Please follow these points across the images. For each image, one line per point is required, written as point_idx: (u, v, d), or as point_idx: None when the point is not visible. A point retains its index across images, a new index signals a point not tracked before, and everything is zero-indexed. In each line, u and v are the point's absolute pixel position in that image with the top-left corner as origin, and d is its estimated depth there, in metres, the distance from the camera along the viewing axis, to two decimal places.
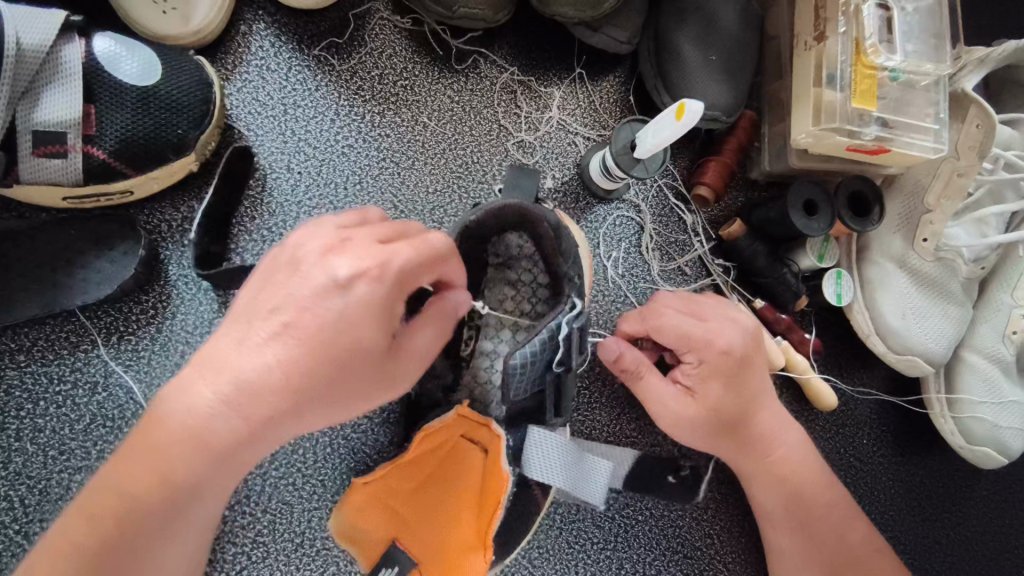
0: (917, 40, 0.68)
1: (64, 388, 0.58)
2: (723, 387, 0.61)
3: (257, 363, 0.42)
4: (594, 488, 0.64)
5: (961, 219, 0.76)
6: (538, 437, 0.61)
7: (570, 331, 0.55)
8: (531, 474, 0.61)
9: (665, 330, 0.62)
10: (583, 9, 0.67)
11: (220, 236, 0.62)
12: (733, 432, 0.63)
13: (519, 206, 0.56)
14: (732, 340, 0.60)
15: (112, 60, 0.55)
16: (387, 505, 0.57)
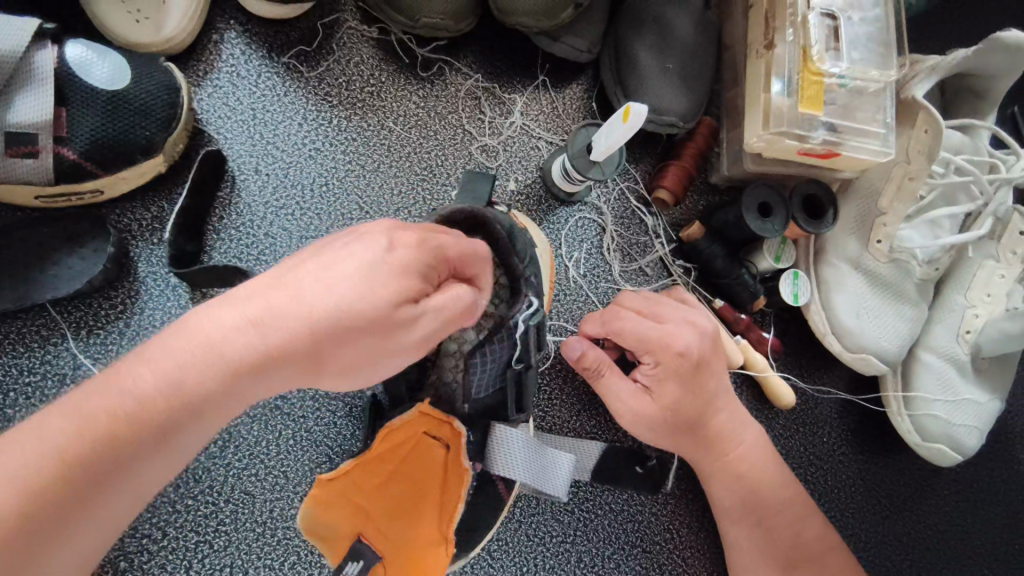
0: (863, 48, 0.71)
1: (34, 379, 0.60)
2: (679, 388, 0.62)
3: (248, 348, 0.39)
4: (558, 483, 0.63)
5: (914, 222, 0.77)
6: (502, 433, 0.60)
7: (526, 328, 0.56)
8: (493, 470, 0.60)
9: (624, 331, 0.63)
10: (541, 19, 0.70)
11: (192, 235, 0.65)
12: (689, 431, 0.64)
13: (469, 211, 0.55)
14: (688, 342, 0.61)
15: (83, 65, 0.57)
16: (354, 501, 0.53)
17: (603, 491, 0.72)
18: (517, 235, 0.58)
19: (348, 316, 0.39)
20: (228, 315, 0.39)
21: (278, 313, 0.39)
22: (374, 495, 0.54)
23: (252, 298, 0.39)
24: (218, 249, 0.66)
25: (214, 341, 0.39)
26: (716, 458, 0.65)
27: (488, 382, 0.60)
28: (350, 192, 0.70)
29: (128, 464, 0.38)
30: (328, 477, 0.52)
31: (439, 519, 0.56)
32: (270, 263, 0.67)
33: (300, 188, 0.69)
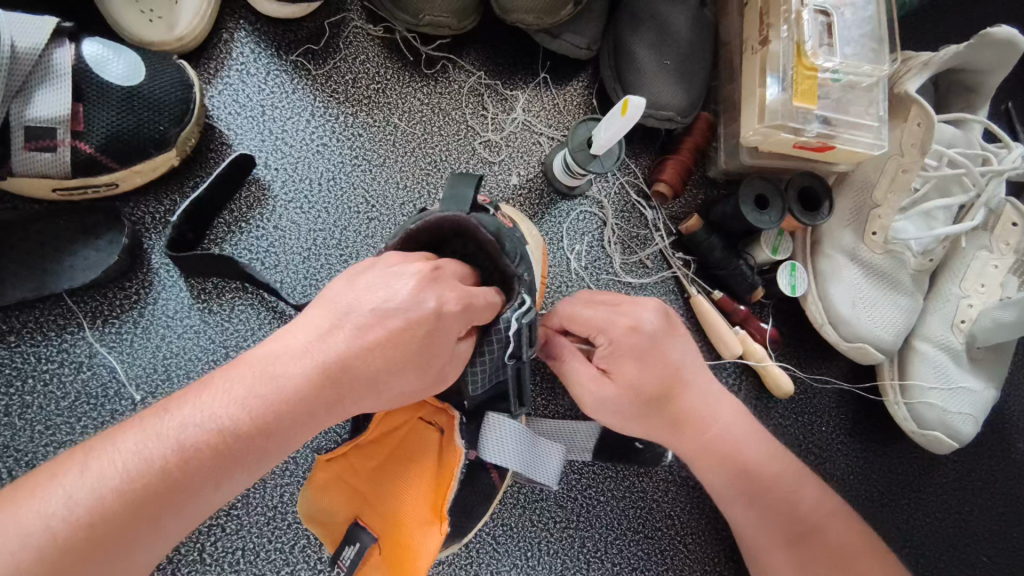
0: (855, 43, 0.72)
1: (51, 367, 0.62)
2: (636, 365, 0.60)
3: (297, 366, 0.43)
4: (549, 472, 0.64)
5: (909, 214, 0.78)
6: (498, 423, 0.60)
7: (517, 326, 0.52)
8: (485, 456, 0.60)
9: (577, 317, 0.62)
10: (542, 17, 0.72)
11: (199, 226, 0.66)
12: (659, 408, 0.61)
13: (454, 216, 0.54)
14: (639, 320, 0.61)
15: (100, 62, 0.59)
16: (349, 485, 0.55)
17: (605, 478, 0.74)
18: (504, 236, 0.56)
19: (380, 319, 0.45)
20: (285, 344, 0.44)
21: (341, 341, 0.44)
22: (369, 479, 0.56)
23: (305, 327, 0.45)
24: (227, 241, 0.68)
25: (287, 364, 0.43)
26: (695, 438, 0.63)
27: (483, 382, 0.56)
28: (357, 186, 0.72)
29: (188, 482, 0.40)
30: (324, 458, 0.54)
31: (430, 507, 0.54)
32: (279, 255, 0.69)
33: (308, 182, 0.71)
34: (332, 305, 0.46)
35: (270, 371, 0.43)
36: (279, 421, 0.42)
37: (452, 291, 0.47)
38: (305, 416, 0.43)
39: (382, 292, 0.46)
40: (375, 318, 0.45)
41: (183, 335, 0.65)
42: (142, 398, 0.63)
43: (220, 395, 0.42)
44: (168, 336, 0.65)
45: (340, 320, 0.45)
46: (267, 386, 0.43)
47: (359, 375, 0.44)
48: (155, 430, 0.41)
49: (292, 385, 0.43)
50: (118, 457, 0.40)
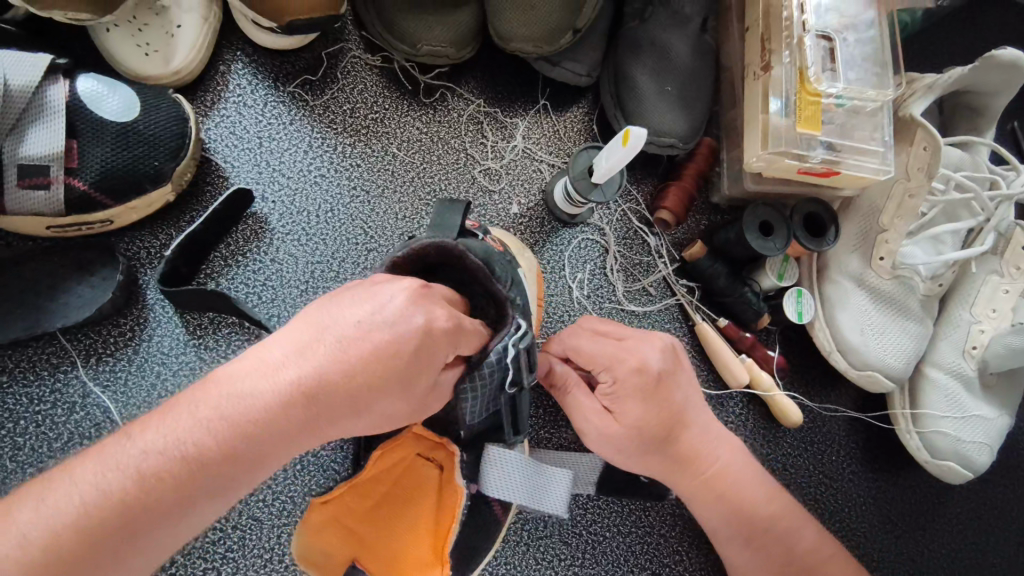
0: (858, 68, 0.71)
1: (43, 407, 0.61)
2: (641, 405, 0.58)
3: (266, 388, 0.39)
4: (556, 500, 0.62)
5: (916, 239, 0.77)
6: (498, 455, 0.59)
7: (514, 353, 0.50)
8: (489, 492, 0.59)
9: (580, 349, 0.60)
10: (541, 45, 0.71)
11: (192, 260, 0.65)
12: (659, 448, 0.60)
13: (439, 245, 0.51)
14: (646, 359, 0.58)
15: (95, 99, 0.59)
16: (345, 527, 0.53)
17: (611, 513, 0.72)
18: (493, 261, 0.55)
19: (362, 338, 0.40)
20: (258, 363, 0.40)
21: (315, 360, 0.40)
22: (366, 518, 0.54)
23: (280, 343, 0.41)
24: (224, 275, 0.67)
25: (257, 385, 0.39)
26: (697, 480, 0.61)
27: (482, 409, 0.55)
28: (355, 218, 0.71)
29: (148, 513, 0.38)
30: (318, 501, 0.52)
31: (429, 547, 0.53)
32: (276, 289, 0.68)
33: (305, 214, 0.70)
34: (310, 321, 0.42)
35: (238, 395, 0.39)
36: (250, 447, 0.39)
37: (442, 311, 0.43)
38: (277, 442, 0.40)
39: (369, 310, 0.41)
40: (358, 335, 0.40)
41: (179, 373, 0.64)
42: None
43: (187, 420, 0.39)
44: (163, 374, 0.64)
45: (317, 335, 0.41)
46: (233, 410, 0.39)
47: (335, 397, 0.40)
48: (123, 454, 0.39)
49: (261, 410, 0.39)
50: (84, 482, 0.38)
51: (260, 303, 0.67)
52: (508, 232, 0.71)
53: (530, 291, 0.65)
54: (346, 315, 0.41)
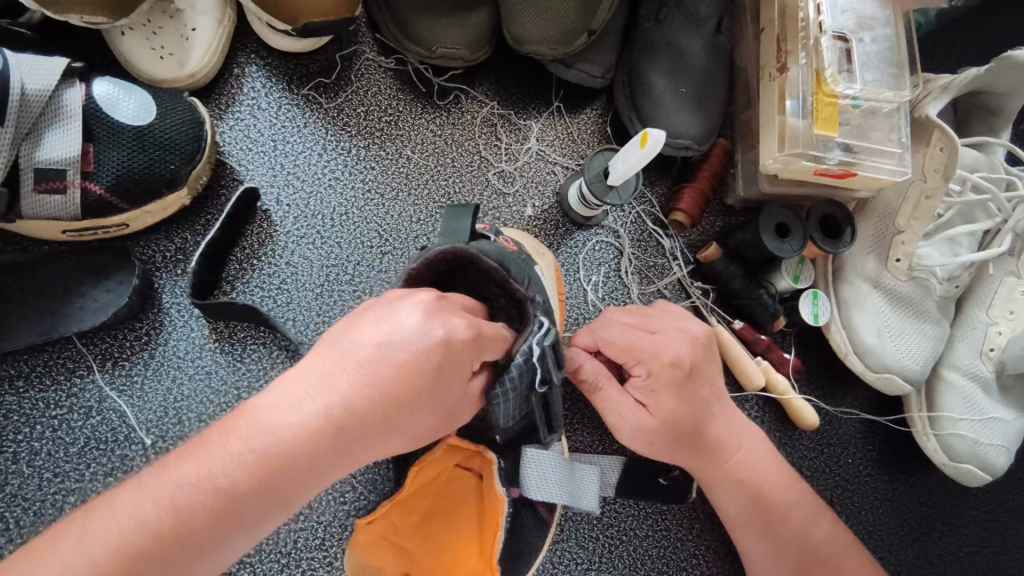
0: (875, 69, 0.71)
1: (59, 412, 0.61)
2: (674, 395, 0.59)
3: (301, 413, 0.38)
4: (589, 496, 0.64)
5: (932, 240, 0.77)
6: (536, 456, 0.60)
7: (540, 351, 0.50)
8: (531, 495, 0.59)
9: (612, 342, 0.61)
10: (556, 47, 0.71)
11: (215, 266, 0.65)
12: (689, 440, 0.60)
13: (458, 250, 0.51)
14: (678, 352, 0.59)
15: (111, 103, 0.59)
16: (392, 542, 0.52)
17: (627, 516, 0.71)
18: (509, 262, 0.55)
19: (391, 359, 0.40)
20: (290, 391, 0.39)
21: (343, 385, 0.39)
22: (410, 533, 0.54)
23: (310, 369, 0.40)
24: (239, 279, 0.67)
25: (285, 414, 0.38)
26: (724, 470, 0.62)
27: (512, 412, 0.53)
28: (369, 221, 0.71)
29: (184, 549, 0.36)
30: (365, 520, 0.51)
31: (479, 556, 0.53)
32: (290, 293, 0.68)
33: (320, 217, 0.70)
34: (331, 348, 0.41)
35: (268, 426, 0.38)
36: (286, 477, 0.38)
37: (460, 322, 0.43)
38: (312, 469, 0.38)
39: (393, 327, 0.41)
40: (384, 356, 0.40)
41: (195, 377, 0.64)
42: (152, 442, 0.62)
43: (216, 454, 0.38)
44: (179, 378, 0.63)
45: (340, 359, 0.40)
46: (268, 439, 0.38)
47: (368, 418, 0.39)
48: (148, 497, 0.37)
49: (293, 439, 0.38)
50: (108, 530, 0.36)
51: (276, 307, 0.67)
52: (527, 233, 0.72)
53: (551, 290, 0.66)
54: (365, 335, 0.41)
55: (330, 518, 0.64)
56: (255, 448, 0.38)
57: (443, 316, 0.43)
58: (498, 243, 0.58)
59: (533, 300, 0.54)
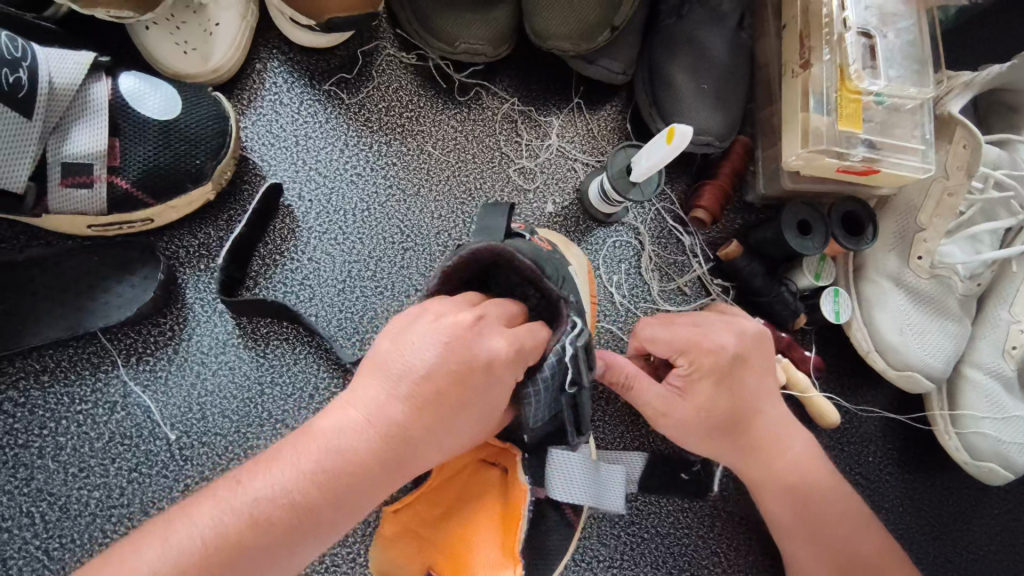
0: (899, 66, 0.71)
1: (84, 407, 0.61)
2: (714, 387, 0.58)
3: (364, 432, 0.40)
4: (614, 497, 0.64)
5: (955, 238, 0.76)
6: (564, 458, 0.59)
7: (573, 351, 0.50)
8: (555, 495, 0.59)
9: (653, 337, 0.61)
10: (579, 42, 0.71)
11: (242, 262, 0.66)
12: (730, 432, 0.60)
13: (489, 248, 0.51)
14: (724, 343, 0.59)
15: (137, 97, 0.59)
16: (416, 534, 0.53)
17: (649, 514, 0.71)
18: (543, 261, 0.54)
19: (439, 377, 0.42)
20: (349, 411, 0.41)
21: (397, 404, 0.41)
22: (436, 526, 0.54)
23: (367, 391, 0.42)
24: (263, 275, 0.67)
25: (345, 434, 0.40)
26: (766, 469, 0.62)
27: (540, 414, 0.52)
28: (392, 217, 0.71)
29: (258, 562, 0.37)
30: (391, 510, 0.54)
31: (501, 549, 0.51)
32: (314, 289, 0.67)
33: (342, 213, 0.70)
34: (385, 369, 0.43)
35: (336, 443, 0.40)
36: (349, 493, 0.39)
37: (498, 337, 0.45)
38: (372, 485, 0.40)
39: (439, 345, 0.43)
40: (433, 375, 0.42)
41: (219, 372, 0.64)
42: (177, 438, 0.62)
43: (288, 469, 0.39)
44: (203, 373, 0.63)
45: (396, 379, 0.42)
46: (334, 456, 0.39)
47: (421, 437, 0.41)
48: (224, 511, 0.38)
49: (360, 455, 0.40)
50: (185, 547, 0.37)
51: (299, 303, 0.67)
52: (554, 231, 0.71)
53: (581, 288, 0.64)
54: (416, 357, 0.42)
55: None
56: (322, 464, 0.39)
57: (484, 334, 0.44)
58: (531, 242, 0.57)
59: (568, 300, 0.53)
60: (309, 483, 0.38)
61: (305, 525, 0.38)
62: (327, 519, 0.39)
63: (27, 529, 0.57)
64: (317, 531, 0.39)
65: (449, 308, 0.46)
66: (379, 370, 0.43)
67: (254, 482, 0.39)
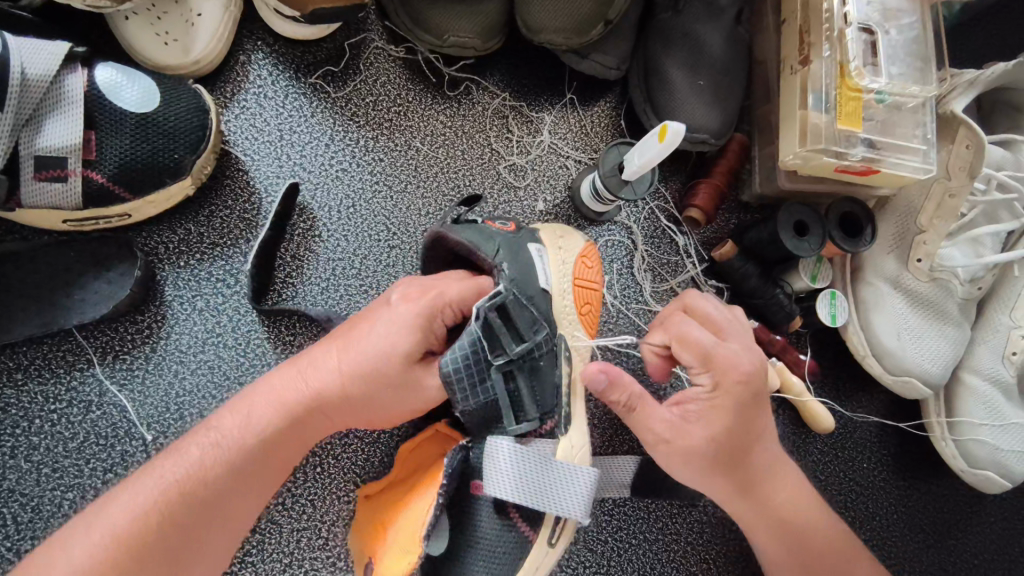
0: (901, 63, 0.69)
1: (59, 406, 0.60)
2: (733, 419, 0.54)
3: (303, 379, 0.52)
4: (573, 501, 0.54)
5: (956, 240, 0.74)
6: (495, 446, 0.53)
7: (479, 314, 0.52)
8: (490, 491, 0.52)
9: (681, 341, 0.57)
10: (571, 36, 0.69)
11: (269, 265, 0.65)
12: (734, 469, 0.55)
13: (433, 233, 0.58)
14: (745, 369, 0.54)
15: (113, 89, 0.57)
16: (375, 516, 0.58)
17: (637, 519, 0.70)
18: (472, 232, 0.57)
19: (359, 332, 0.53)
20: (302, 364, 0.53)
21: (316, 377, 0.52)
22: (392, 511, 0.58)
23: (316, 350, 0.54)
24: (283, 281, 0.66)
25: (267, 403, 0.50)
26: (759, 513, 0.58)
27: (477, 396, 0.53)
28: (378, 214, 0.69)
29: (222, 489, 0.47)
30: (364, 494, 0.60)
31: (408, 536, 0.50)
32: (297, 286, 0.66)
33: (327, 209, 0.68)
34: (334, 336, 0.55)
35: (281, 389, 0.51)
36: (280, 447, 0.50)
37: (410, 287, 0.56)
38: (299, 437, 0.51)
39: (373, 309, 0.56)
40: (360, 332, 0.53)
41: (197, 372, 0.62)
42: (153, 438, 0.60)
43: (249, 413, 0.50)
44: (181, 372, 0.62)
45: (320, 355, 0.53)
46: (282, 396, 0.51)
47: (336, 402, 0.51)
48: (190, 453, 0.48)
49: (299, 394, 0.51)
50: (155, 490, 0.46)
51: (281, 300, 0.66)
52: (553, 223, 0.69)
53: (555, 276, 0.60)
54: (343, 334, 0.54)
55: (334, 516, 0.63)
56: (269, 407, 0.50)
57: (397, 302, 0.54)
58: (492, 226, 0.60)
59: (500, 269, 0.55)
60: (241, 440, 0.49)
61: (245, 474, 0.48)
62: (265, 467, 0.50)
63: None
64: (263, 476, 0.50)
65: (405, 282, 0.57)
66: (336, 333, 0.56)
67: (195, 442, 0.48)
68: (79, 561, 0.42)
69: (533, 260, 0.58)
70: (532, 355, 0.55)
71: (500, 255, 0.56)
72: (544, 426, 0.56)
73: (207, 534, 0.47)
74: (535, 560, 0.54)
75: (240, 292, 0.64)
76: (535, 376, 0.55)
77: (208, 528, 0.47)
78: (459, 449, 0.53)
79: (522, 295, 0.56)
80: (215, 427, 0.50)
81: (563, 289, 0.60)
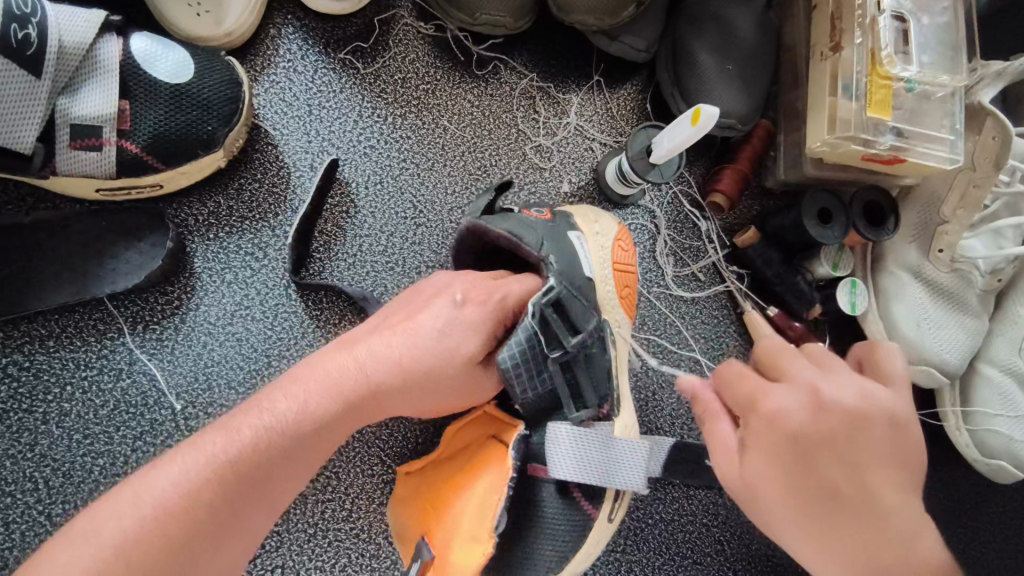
0: (932, 52, 0.69)
1: (89, 373, 0.60)
2: (773, 457, 0.50)
3: (360, 367, 0.52)
4: (636, 475, 0.57)
5: (978, 232, 0.74)
6: (554, 432, 0.55)
7: (534, 309, 0.53)
8: (554, 474, 0.55)
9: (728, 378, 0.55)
10: (602, 18, 0.69)
11: (305, 238, 0.65)
12: (809, 503, 0.49)
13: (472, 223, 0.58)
14: (787, 406, 0.51)
15: (148, 59, 0.57)
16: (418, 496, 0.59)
17: (654, 500, 0.71)
18: (519, 222, 0.57)
19: (413, 325, 0.55)
20: (346, 356, 0.53)
21: (368, 364, 0.52)
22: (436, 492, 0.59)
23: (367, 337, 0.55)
24: (323, 258, 0.66)
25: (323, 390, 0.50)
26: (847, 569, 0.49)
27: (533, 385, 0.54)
28: (405, 192, 0.69)
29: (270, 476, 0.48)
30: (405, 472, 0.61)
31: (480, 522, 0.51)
32: (325, 261, 0.66)
33: (354, 185, 0.69)
34: (383, 324, 0.56)
35: (332, 378, 0.51)
36: (332, 432, 0.51)
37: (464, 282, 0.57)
38: (353, 421, 0.52)
39: (423, 300, 0.57)
40: (415, 323, 0.55)
41: (225, 343, 0.63)
42: (182, 408, 0.61)
43: (305, 394, 0.50)
44: (209, 344, 0.63)
45: (375, 342, 0.54)
46: (331, 381, 0.51)
47: (388, 387, 0.53)
48: (241, 436, 0.47)
49: (343, 378, 0.52)
50: (202, 468, 0.45)
51: (319, 267, 0.66)
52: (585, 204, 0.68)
53: (595, 263, 0.60)
54: (399, 327, 0.55)
55: (358, 489, 0.64)
56: (316, 388, 0.51)
57: (457, 296, 0.55)
58: (528, 214, 0.60)
59: (547, 261, 0.56)
60: (292, 422, 0.49)
61: (292, 454, 0.49)
62: (312, 450, 0.50)
63: (32, 494, 0.57)
64: (308, 460, 0.50)
65: (459, 274, 0.59)
66: (390, 319, 0.56)
67: (246, 422, 0.48)
68: (126, 529, 0.43)
69: (576, 247, 0.59)
70: (586, 345, 0.56)
71: (545, 247, 0.56)
72: (601, 411, 0.58)
73: (251, 514, 0.47)
74: (597, 534, 0.57)
75: (284, 261, 0.65)
76: (589, 364, 0.57)
77: (254, 508, 0.47)
78: (521, 440, 0.54)
79: (572, 287, 0.56)
80: (267, 408, 0.49)
81: (605, 276, 0.60)
